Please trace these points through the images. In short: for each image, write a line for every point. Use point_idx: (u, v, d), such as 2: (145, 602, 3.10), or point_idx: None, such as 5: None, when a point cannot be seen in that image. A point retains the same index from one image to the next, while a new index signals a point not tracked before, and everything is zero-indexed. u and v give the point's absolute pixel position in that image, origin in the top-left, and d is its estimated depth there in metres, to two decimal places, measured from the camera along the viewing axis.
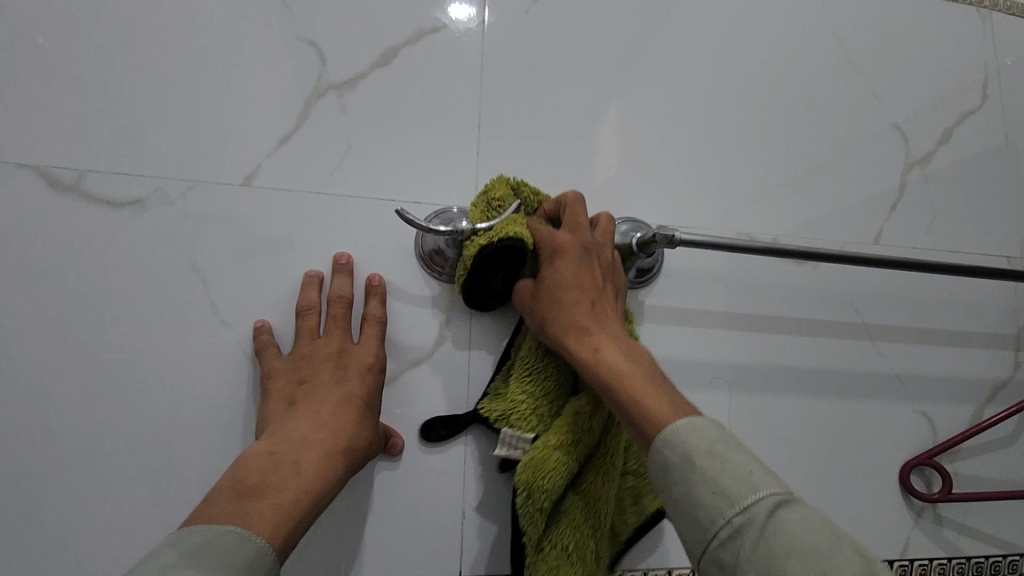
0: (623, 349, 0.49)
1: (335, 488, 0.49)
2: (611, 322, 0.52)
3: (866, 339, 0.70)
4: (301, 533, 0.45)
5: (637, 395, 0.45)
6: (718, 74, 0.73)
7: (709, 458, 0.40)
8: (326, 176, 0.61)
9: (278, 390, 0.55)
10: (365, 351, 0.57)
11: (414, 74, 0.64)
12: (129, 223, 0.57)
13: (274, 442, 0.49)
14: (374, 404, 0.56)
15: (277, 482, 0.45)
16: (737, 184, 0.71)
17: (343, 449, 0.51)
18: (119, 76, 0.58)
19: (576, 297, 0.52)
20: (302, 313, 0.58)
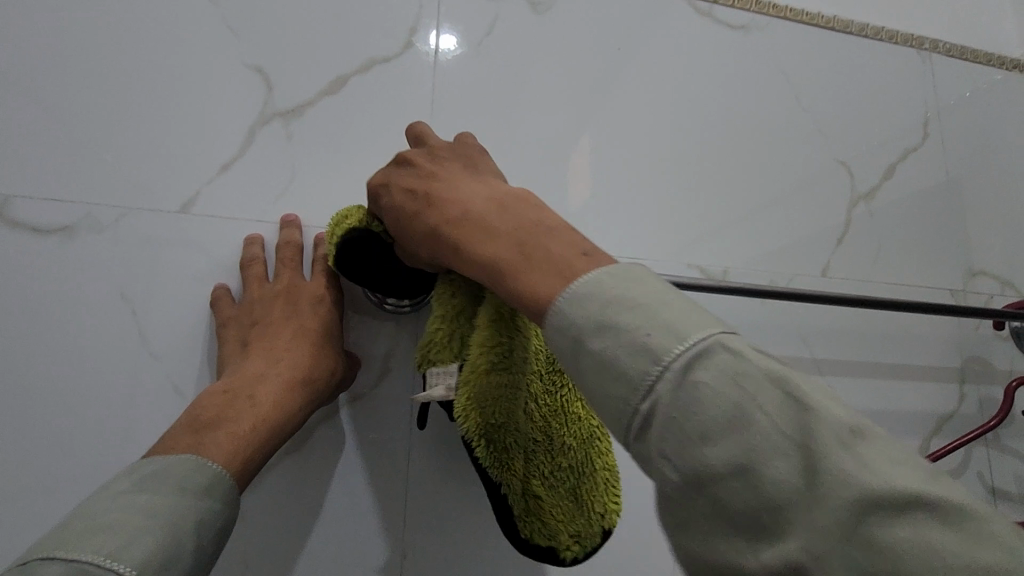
0: (476, 229, 0.39)
1: (299, 411, 0.50)
2: (462, 187, 0.43)
3: (814, 370, 0.71)
4: (262, 458, 0.47)
5: (510, 277, 0.36)
6: (672, 107, 0.74)
7: (599, 335, 0.30)
8: (268, 204, 0.60)
9: (233, 339, 0.54)
10: (316, 285, 0.57)
11: (362, 103, 0.64)
12: (55, 250, 0.55)
13: (228, 381, 0.49)
14: (333, 332, 0.55)
15: (233, 415, 0.46)
16: (691, 217, 0.72)
17: (302, 378, 0.51)
18: (53, 100, 0.57)
19: (411, 207, 0.44)
20: (246, 267, 0.57)
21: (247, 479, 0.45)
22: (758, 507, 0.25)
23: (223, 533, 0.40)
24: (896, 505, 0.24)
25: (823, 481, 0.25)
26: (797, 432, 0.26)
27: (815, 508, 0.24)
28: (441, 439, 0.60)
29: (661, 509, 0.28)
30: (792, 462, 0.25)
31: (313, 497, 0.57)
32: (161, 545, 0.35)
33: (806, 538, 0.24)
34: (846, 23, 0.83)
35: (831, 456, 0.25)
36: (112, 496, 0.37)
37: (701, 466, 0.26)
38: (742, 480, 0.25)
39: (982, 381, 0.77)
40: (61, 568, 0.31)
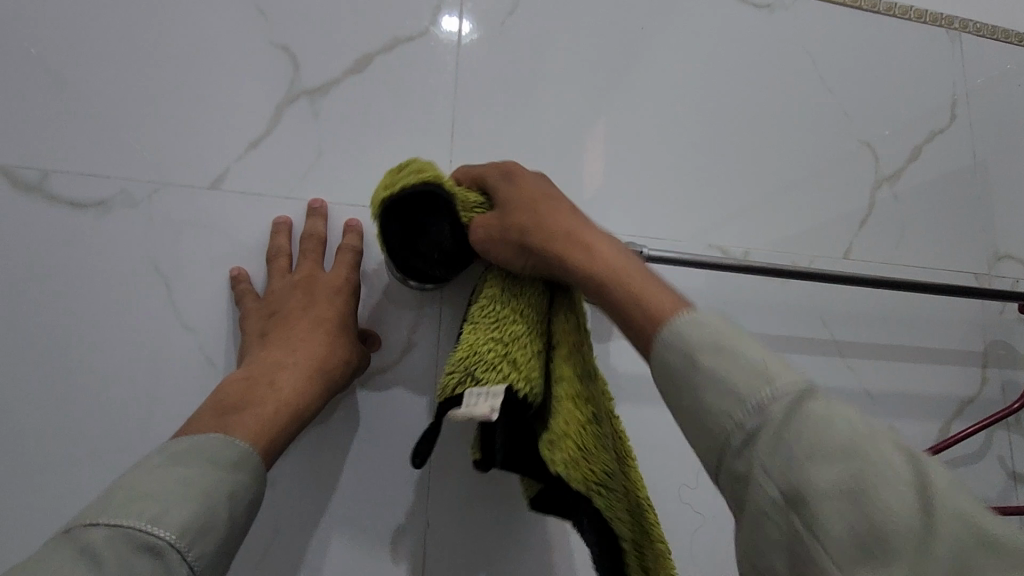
0: (614, 246, 0.45)
1: (318, 397, 0.51)
2: (593, 222, 0.48)
3: (835, 353, 0.71)
4: (285, 441, 0.47)
5: (638, 293, 0.41)
6: (694, 87, 0.74)
7: (715, 355, 0.35)
8: (296, 181, 0.61)
9: (252, 329, 0.55)
10: (335, 275, 0.57)
11: (387, 83, 0.65)
12: (91, 224, 0.56)
13: (249, 369, 0.50)
14: (351, 321, 0.56)
15: (256, 398, 0.47)
16: (712, 198, 0.72)
17: (321, 364, 0.52)
18: (86, 76, 0.58)
19: (547, 208, 0.48)
20: (271, 258, 0.58)
21: (271, 461, 0.45)
22: (865, 534, 0.28)
23: (255, 503, 0.41)
24: (998, 548, 0.27)
25: (932, 514, 0.28)
26: (909, 473, 0.29)
27: (926, 539, 0.27)
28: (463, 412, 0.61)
29: (754, 526, 0.31)
30: (897, 489, 0.29)
31: (340, 466, 0.58)
32: (197, 513, 0.36)
33: (909, 564, 0.27)
34: (872, 2, 0.82)
35: (935, 490, 0.29)
36: (147, 468, 0.38)
37: (805, 482, 0.30)
38: (848, 501, 0.29)
39: (1006, 366, 0.77)
40: (109, 532, 0.33)
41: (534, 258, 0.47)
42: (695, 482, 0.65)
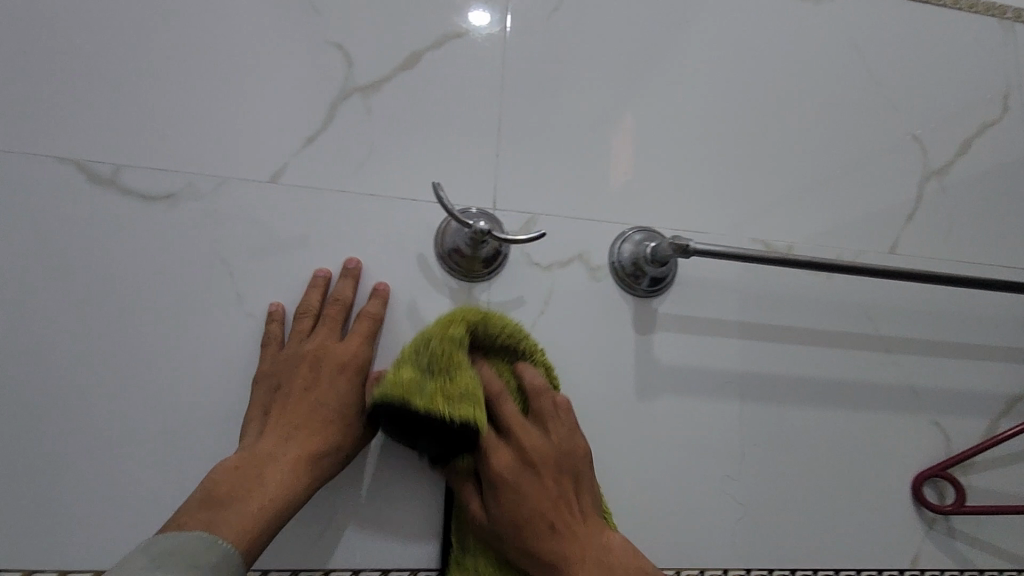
0: (610, 550, 0.53)
1: (307, 487, 0.53)
2: (586, 514, 0.56)
3: (879, 348, 0.72)
4: (269, 535, 0.50)
5: None
6: (736, 82, 0.75)
7: None
8: (349, 176, 0.63)
9: (259, 399, 0.57)
10: (347, 350, 0.58)
11: (437, 79, 0.66)
12: (159, 215, 0.59)
13: (245, 455, 0.53)
14: (354, 402, 0.57)
15: (244, 493, 0.50)
16: (754, 193, 0.73)
17: (315, 455, 0.54)
18: (153, 74, 0.61)
19: (540, 493, 0.54)
20: (298, 314, 0.59)
21: (252, 554, 0.49)
22: None
23: None
24: None
25: None
26: None
27: None
28: None
29: None
30: None
31: (393, 450, 0.61)
32: None
33: None
34: None
35: None
36: (130, 573, 0.42)
37: None
38: None
39: None
40: None
41: (530, 538, 0.53)
42: (737, 474, 0.66)
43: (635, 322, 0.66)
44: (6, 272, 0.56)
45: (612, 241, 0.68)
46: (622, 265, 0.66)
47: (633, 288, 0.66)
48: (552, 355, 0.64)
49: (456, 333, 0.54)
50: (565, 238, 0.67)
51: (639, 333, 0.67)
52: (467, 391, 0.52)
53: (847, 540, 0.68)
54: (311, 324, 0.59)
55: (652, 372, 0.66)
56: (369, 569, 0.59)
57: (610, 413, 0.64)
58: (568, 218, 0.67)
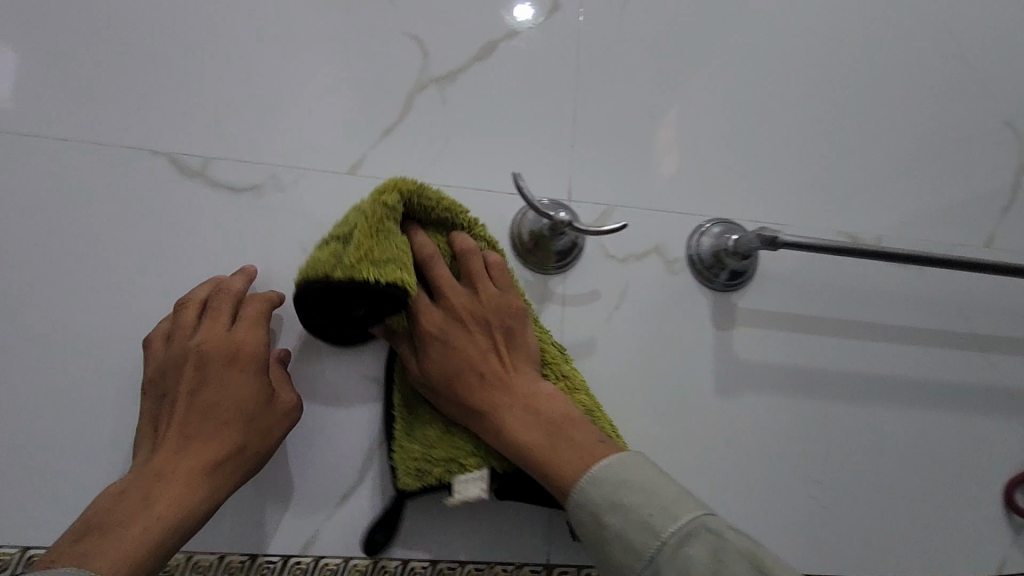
0: (536, 397, 0.54)
1: (205, 499, 0.47)
2: (518, 370, 0.56)
3: (972, 346, 0.71)
4: (162, 560, 0.44)
5: (568, 441, 0.51)
6: (818, 69, 0.72)
7: (614, 510, 0.46)
8: (426, 167, 0.63)
9: (148, 413, 0.52)
10: (233, 343, 0.52)
11: (513, 67, 0.65)
12: (245, 207, 0.60)
13: (128, 478, 0.47)
14: (254, 394, 0.51)
15: (122, 518, 0.44)
16: (835, 184, 0.71)
17: (214, 461, 0.48)
18: (236, 67, 0.62)
19: (466, 349, 0.55)
20: (179, 314, 0.54)
21: None
22: None
23: None
24: None
25: None
26: None
27: None
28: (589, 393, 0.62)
29: None
30: None
31: None
32: None
33: None
34: None
35: None
36: None
37: None
38: None
39: None
40: None
41: (456, 388, 0.54)
42: (818, 474, 0.66)
43: (713, 316, 0.65)
44: (100, 262, 0.58)
45: (689, 233, 0.66)
46: (701, 258, 0.65)
47: (711, 281, 0.65)
48: (630, 349, 0.63)
49: (388, 205, 0.51)
50: (642, 229, 0.65)
51: (717, 327, 0.65)
52: (392, 256, 0.50)
53: (930, 543, 0.67)
54: (197, 317, 0.54)
55: (733, 367, 0.65)
56: (445, 561, 0.60)
57: (689, 409, 0.63)
58: (645, 209, 0.66)
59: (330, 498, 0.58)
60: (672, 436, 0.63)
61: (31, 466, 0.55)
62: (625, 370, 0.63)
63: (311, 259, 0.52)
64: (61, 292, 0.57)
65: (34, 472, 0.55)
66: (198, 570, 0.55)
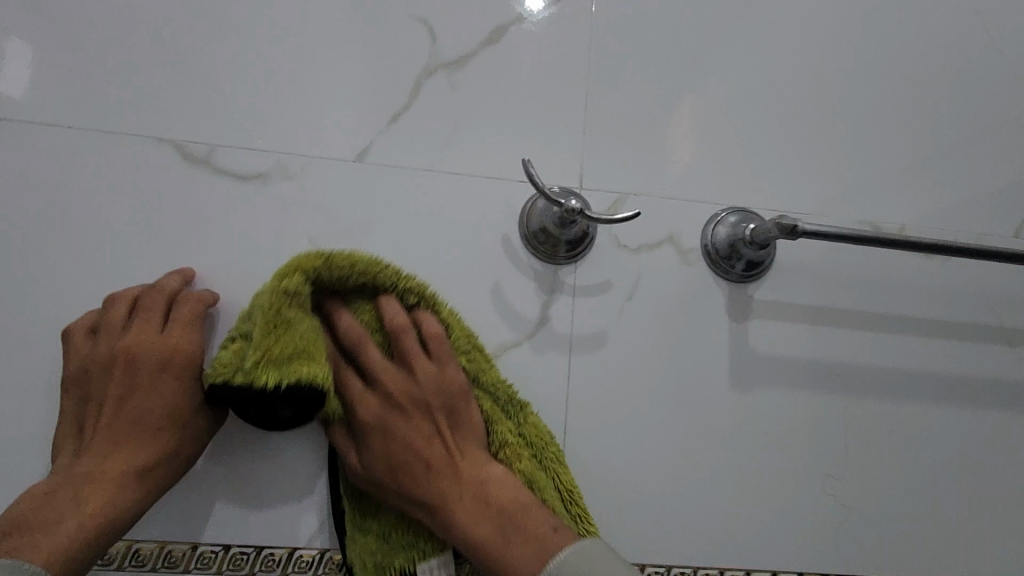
0: (487, 478, 0.54)
1: (136, 500, 0.50)
2: (468, 450, 0.55)
3: (1000, 339, 0.69)
4: (92, 556, 0.48)
5: (523, 521, 0.52)
6: (839, 53, 0.69)
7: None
8: (435, 155, 0.62)
9: (71, 410, 0.53)
10: (164, 347, 0.53)
11: (523, 53, 0.64)
12: (251, 195, 0.60)
13: (56, 479, 0.49)
14: (182, 398, 0.53)
15: (50, 518, 0.47)
16: (855, 173, 0.69)
17: (139, 465, 0.51)
18: (242, 53, 0.61)
19: (407, 437, 0.54)
20: (105, 313, 0.54)
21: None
22: None
23: None
24: None
25: None
26: None
27: None
28: (600, 386, 0.60)
29: None
30: None
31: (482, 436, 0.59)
32: None
33: None
34: None
35: None
36: None
37: None
38: None
39: None
40: None
41: (402, 483, 0.53)
42: (837, 472, 0.64)
43: (729, 308, 0.64)
44: (105, 251, 0.58)
45: (704, 223, 0.64)
46: (717, 248, 0.63)
47: (727, 272, 0.63)
48: (642, 341, 0.62)
49: (291, 284, 0.51)
50: (656, 219, 0.64)
51: (733, 320, 0.64)
52: (303, 342, 0.50)
53: (953, 542, 0.65)
54: (126, 315, 0.55)
55: (749, 360, 0.63)
56: None
57: (704, 404, 0.62)
58: (659, 197, 0.64)
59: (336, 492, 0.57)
60: (686, 431, 0.61)
61: (41, 454, 0.55)
62: (637, 362, 0.61)
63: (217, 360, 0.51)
64: (67, 280, 0.57)
65: (44, 460, 0.55)
66: (204, 561, 0.54)
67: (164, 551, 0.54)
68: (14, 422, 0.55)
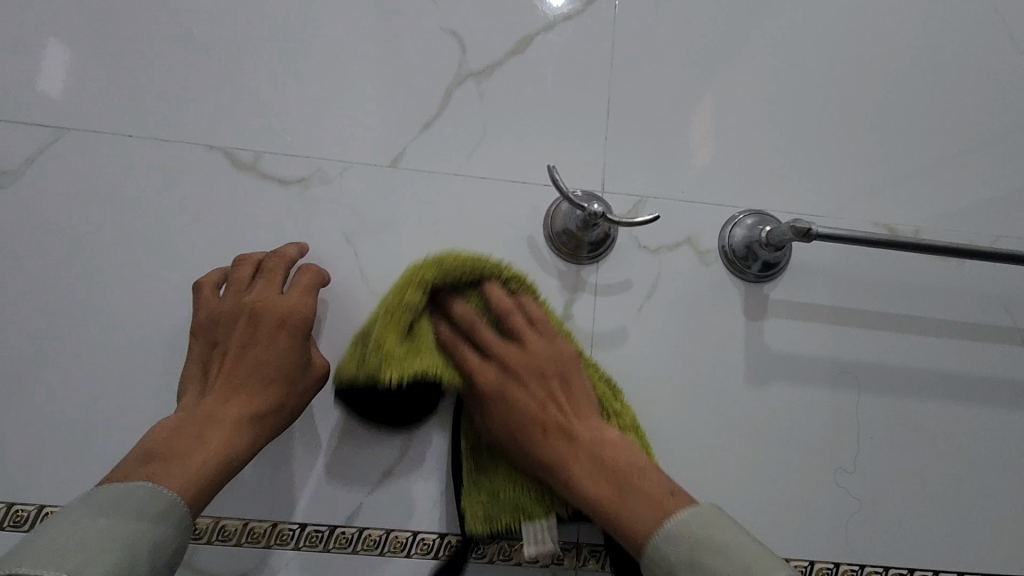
0: (603, 441, 0.55)
1: (251, 446, 0.52)
2: (586, 413, 0.57)
3: (1015, 340, 0.70)
4: (213, 492, 0.49)
5: (640, 487, 0.52)
6: (858, 57, 0.71)
7: (712, 553, 0.46)
8: (464, 160, 0.65)
9: (197, 357, 0.56)
10: (285, 303, 0.56)
11: (549, 61, 0.67)
12: (293, 199, 0.64)
13: (185, 415, 0.51)
14: (296, 356, 0.55)
15: (182, 450, 0.48)
16: (872, 176, 0.70)
17: (254, 413, 0.52)
18: (285, 65, 0.65)
19: (524, 399, 0.57)
20: (233, 273, 0.59)
21: (197, 511, 0.48)
22: None
23: (176, 553, 0.45)
24: None
25: None
26: None
27: None
28: (620, 380, 0.64)
29: None
30: None
31: None
32: (116, 562, 0.41)
33: None
34: None
35: None
36: (71, 522, 0.42)
37: None
38: None
39: None
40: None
41: (523, 443, 0.56)
42: (850, 466, 0.66)
43: (746, 307, 0.66)
44: (161, 251, 0.62)
45: (722, 225, 0.67)
46: (733, 249, 0.65)
47: (743, 272, 0.66)
48: (660, 338, 0.65)
49: (408, 300, 0.55)
50: (675, 221, 0.66)
51: (749, 318, 0.66)
52: (416, 347, 0.56)
53: (965, 536, 0.67)
54: (251, 276, 0.59)
55: (765, 358, 0.66)
56: None
57: (719, 398, 0.65)
58: (678, 200, 0.67)
59: (371, 477, 0.61)
60: (703, 424, 0.64)
61: (105, 436, 0.60)
62: (656, 358, 0.64)
63: (345, 359, 0.56)
64: (128, 277, 0.62)
65: (108, 441, 0.60)
66: (254, 536, 0.59)
67: (218, 526, 0.59)
68: (82, 406, 0.60)
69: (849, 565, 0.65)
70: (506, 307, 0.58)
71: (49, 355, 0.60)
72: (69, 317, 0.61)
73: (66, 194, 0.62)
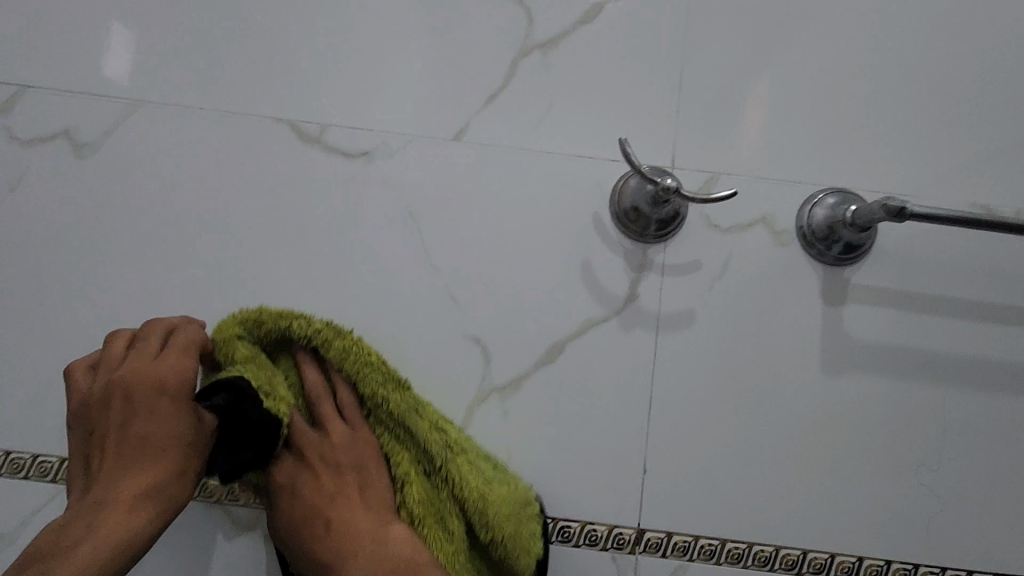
0: (388, 531, 0.55)
1: (150, 526, 0.48)
2: (376, 508, 0.56)
3: None
4: None
5: None
6: (956, 24, 0.65)
7: None
8: (529, 133, 0.63)
9: (80, 443, 0.52)
10: (155, 371, 0.51)
11: (619, 31, 0.64)
12: (358, 172, 0.63)
13: (68, 513, 0.48)
14: (183, 422, 0.51)
15: (62, 550, 0.45)
16: (969, 153, 0.65)
17: (148, 488, 0.49)
18: (351, 36, 0.65)
19: (310, 491, 0.56)
20: (104, 352, 0.53)
21: None
22: None
23: None
24: None
25: None
26: None
27: None
28: (686, 364, 0.61)
29: None
30: None
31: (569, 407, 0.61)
32: None
33: None
34: None
35: None
36: None
37: None
38: None
39: None
40: None
41: (308, 542, 0.54)
42: (932, 463, 0.62)
43: (824, 291, 0.62)
44: (229, 222, 0.63)
45: (800, 204, 0.63)
46: (813, 229, 0.62)
47: (823, 255, 0.62)
48: (729, 321, 0.62)
49: (232, 348, 0.54)
50: (751, 198, 0.63)
51: (827, 303, 0.63)
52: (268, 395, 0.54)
53: None
54: (126, 349, 0.53)
55: (842, 345, 0.62)
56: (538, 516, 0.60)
57: (790, 386, 0.61)
58: (753, 177, 0.63)
59: None
60: (772, 412, 0.61)
61: None
62: (725, 342, 0.62)
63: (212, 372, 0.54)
64: (198, 247, 0.63)
65: None
66: None
67: None
68: None
69: (928, 567, 0.61)
70: (314, 395, 0.57)
71: (125, 320, 0.62)
72: (141, 286, 0.62)
73: (139, 166, 0.63)
